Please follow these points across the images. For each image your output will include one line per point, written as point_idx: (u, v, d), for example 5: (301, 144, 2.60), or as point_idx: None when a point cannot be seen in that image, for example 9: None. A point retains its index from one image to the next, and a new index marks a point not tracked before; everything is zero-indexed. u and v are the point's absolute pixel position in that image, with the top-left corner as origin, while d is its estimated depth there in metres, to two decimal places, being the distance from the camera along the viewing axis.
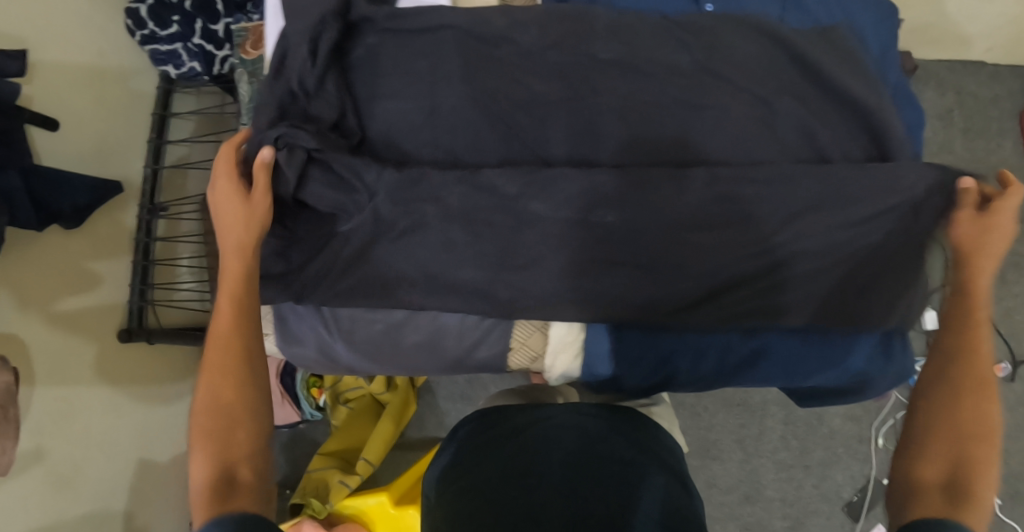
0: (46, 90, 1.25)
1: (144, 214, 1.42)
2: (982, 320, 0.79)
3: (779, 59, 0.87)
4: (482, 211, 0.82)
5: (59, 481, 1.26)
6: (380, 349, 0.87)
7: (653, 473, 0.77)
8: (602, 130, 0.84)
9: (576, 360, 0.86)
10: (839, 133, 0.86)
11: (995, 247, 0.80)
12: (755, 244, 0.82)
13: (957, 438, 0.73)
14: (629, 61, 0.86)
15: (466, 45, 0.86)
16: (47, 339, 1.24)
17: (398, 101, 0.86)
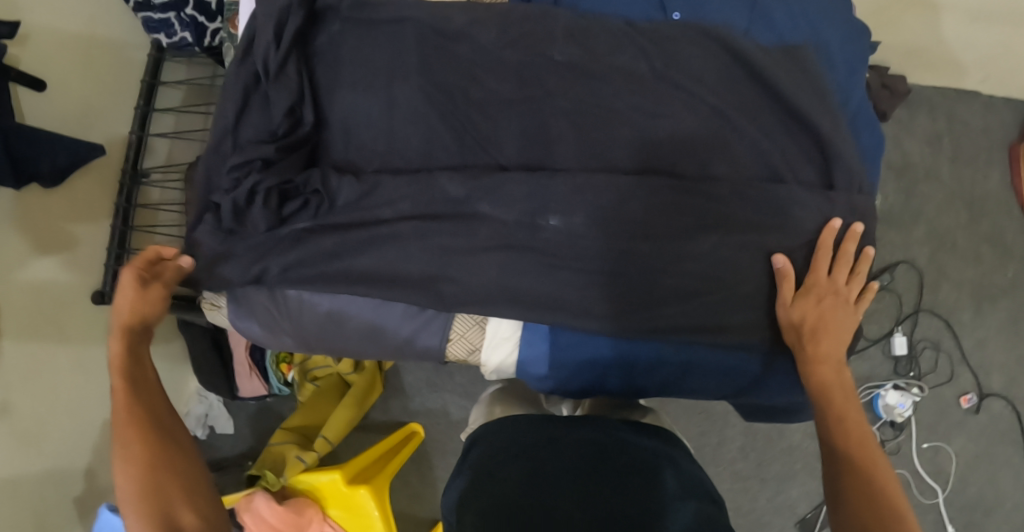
0: (35, 52, 1.27)
1: (126, 179, 1.44)
2: (831, 386, 0.81)
3: (736, 76, 0.87)
4: (431, 212, 0.84)
5: (23, 436, 1.29)
6: (322, 333, 0.88)
7: (671, 473, 0.78)
8: (554, 131, 0.85)
9: (510, 355, 0.86)
10: (795, 156, 0.87)
11: (824, 314, 0.82)
12: (693, 260, 0.83)
13: (861, 502, 0.72)
14: (583, 67, 0.86)
15: (426, 38, 0.87)
16: (19, 298, 1.28)
17: (358, 95, 0.87)
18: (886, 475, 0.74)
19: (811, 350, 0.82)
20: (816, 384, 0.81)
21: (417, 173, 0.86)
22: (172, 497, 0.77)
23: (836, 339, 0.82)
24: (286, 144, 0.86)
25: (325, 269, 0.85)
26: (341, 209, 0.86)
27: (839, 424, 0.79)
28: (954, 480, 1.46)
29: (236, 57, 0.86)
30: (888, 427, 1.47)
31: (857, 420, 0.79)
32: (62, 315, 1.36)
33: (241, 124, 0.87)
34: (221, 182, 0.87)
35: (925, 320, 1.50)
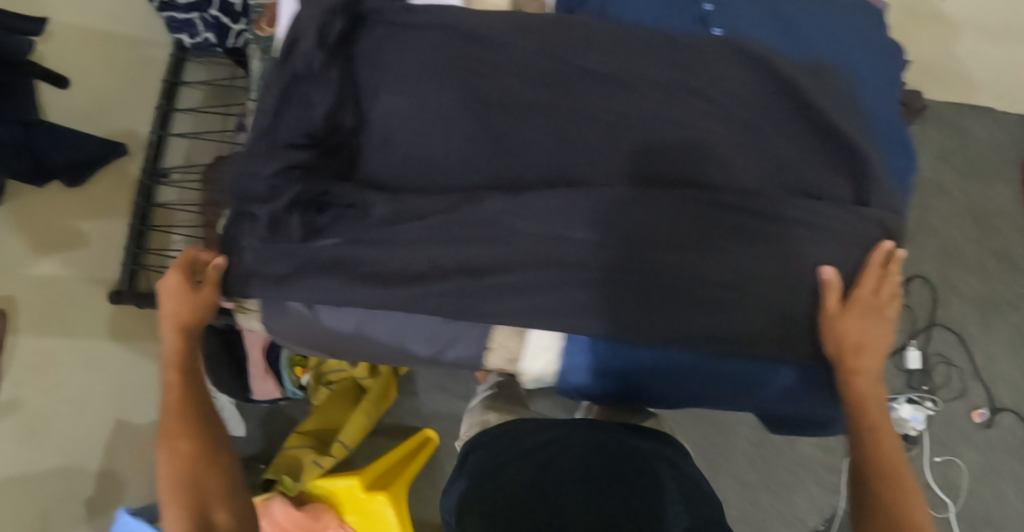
0: (58, 48, 1.27)
1: (146, 179, 1.42)
2: (870, 400, 0.82)
3: (773, 91, 0.87)
4: (471, 223, 0.83)
5: (32, 433, 1.25)
6: (355, 339, 0.88)
7: (668, 477, 0.84)
8: (589, 141, 0.85)
9: (549, 365, 0.87)
10: (831, 171, 0.87)
11: (866, 331, 0.83)
12: (729, 273, 0.84)
13: (882, 514, 0.77)
14: (621, 80, 0.86)
15: (466, 47, 0.87)
16: (33, 293, 1.25)
17: (397, 96, 0.87)
18: (913, 490, 0.77)
19: (852, 366, 0.83)
20: (857, 397, 0.82)
21: (460, 194, 0.84)
22: (211, 493, 0.81)
23: (875, 355, 0.83)
24: (323, 149, 0.86)
25: (363, 281, 0.83)
26: (375, 223, 0.84)
27: (872, 439, 0.81)
28: (965, 494, 1.47)
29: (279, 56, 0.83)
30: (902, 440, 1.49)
31: (890, 434, 0.81)
32: (72, 310, 1.33)
33: (276, 125, 0.85)
34: (251, 187, 0.84)
35: (938, 334, 1.51)
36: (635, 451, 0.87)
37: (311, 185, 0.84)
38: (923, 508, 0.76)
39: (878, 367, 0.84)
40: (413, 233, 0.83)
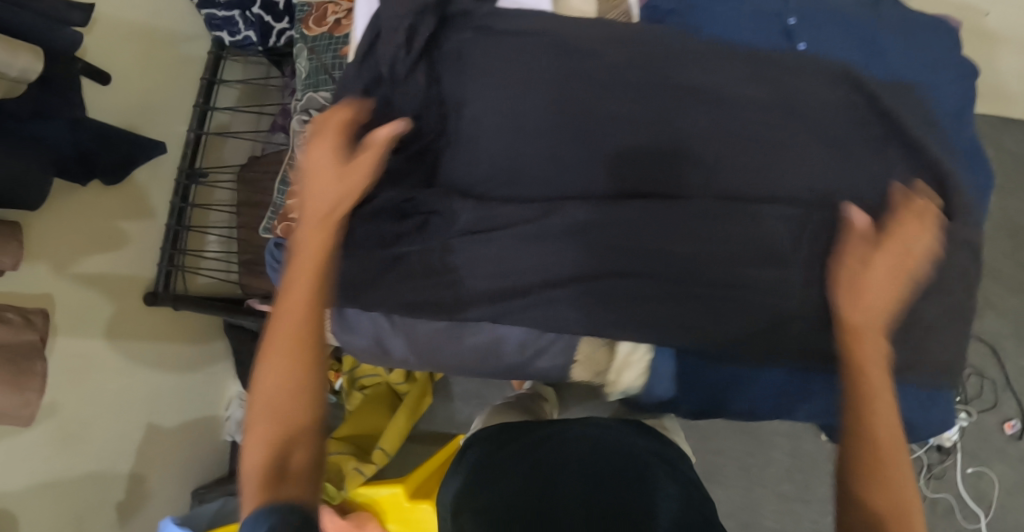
0: (100, 43, 1.23)
1: (183, 178, 1.41)
2: (867, 347, 0.73)
3: (856, 107, 0.88)
4: (560, 235, 0.82)
5: (68, 436, 1.23)
6: (435, 346, 0.87)
7: (660, 478, 0.84)
8: (681, 153, 0.84)
9: (638, 377, 0.87)
10: (912, 186, 0.88)
11: (855, 275, 0.77)
12: (817, 285, 0.83)
13: (902, 502, 0.64)
14: (710, 91, 0.86)
15: (558, 53, 0.85)
16: (72, 295, 1.23)
17: (489, 101, 0.85)
18: (886, 453, 0.67)
19: (880, 320, 0.75)
20: (856, 359, 0.73)
21: (551, 202, 0.83)
22: (299, 425, 0.69)
23: (864, 307, 0.75)
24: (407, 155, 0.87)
25: (441, 292, 0.83)
26: (462, 231, 0.83)
27: (879, 390, 0.71)
28: (997, 506, 1.47)
29: (358, 60, 0.86)
30: (935, 451, 1.49)
31: (887, 404, 0.70)
32: (111, 313, 1.31)
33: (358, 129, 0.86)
34: None
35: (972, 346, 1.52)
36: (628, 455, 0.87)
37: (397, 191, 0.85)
38: (915, 485, 0.66)
39: (873, 317, 0.75)
40: (498, 242, 0.82)
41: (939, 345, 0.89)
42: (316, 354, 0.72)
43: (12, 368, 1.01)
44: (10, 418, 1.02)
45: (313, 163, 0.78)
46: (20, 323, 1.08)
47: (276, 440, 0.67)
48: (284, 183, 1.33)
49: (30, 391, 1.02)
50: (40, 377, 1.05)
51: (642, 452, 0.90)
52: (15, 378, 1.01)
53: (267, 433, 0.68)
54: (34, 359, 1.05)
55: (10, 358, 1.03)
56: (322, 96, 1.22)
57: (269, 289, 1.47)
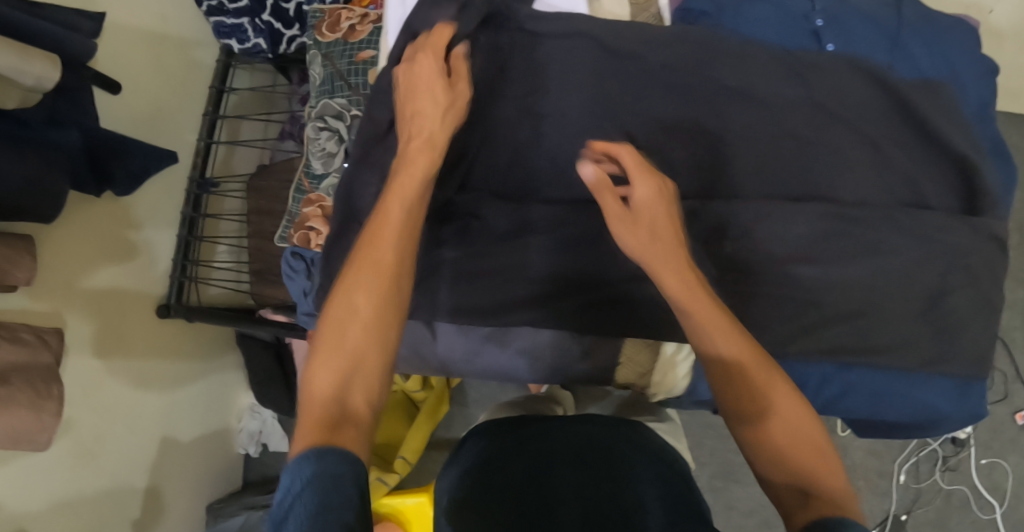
0: (111, 51, 1.21)
1: (194, 188, 1.39)
2: (698, 311, 0.69)
3: (884, 104, 0.89)
4: (602, 237, 0.83)
5: (84, 455, 1.20)
6: (477, 353, 0.87)
7: (651, 469, 0.85)
8: (719, 153, 0.86)
9: (682, 377, 0.87)
10: (942, 181, 0.88)
11: (644, 218, 0.73)
12: (845, 279, 0.85)
13: (802, 454, 0.64)
14: (745, 91, 0.87)
15: (597, 56, 0.87)
16: (88, 310, 1.20)
17: (523, 104, 0.86)
18: (783, 407, 0.66)
19: (660, 275, 0.71)
20: (700, 327, 0.69)
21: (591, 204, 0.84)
22: (366, 363, 0.63)
23: (671, 257, 0.71)
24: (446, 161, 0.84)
25: (485, 299, 0.84)
26: (502, 235, 0.84)
27: (734, 347, 0.68)
28: (1010, 496, 1.47)
29: (391, 63, 0.85)
30: (950, 443, 1.49)
31: (762, 368, 0.67)
32: (125, 326, 1.28)
33: (390, 134, 0.88)
34: (366, 196, 0.87)
35: None
36: (619, 450, 0.87)
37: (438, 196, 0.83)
38: (802, 409, 0.66)
39: (687, 271, 0.71)
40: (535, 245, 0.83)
41: (970, 336, 0.88)
42: (398, 296, 0.67)
43: (30, 391, 0.96)
44: (26, 443, 0.97)
45: (411, 92, 0.76)
46: (35, 343, 1.03)
47: (340, 377, 0.62)
48: (295, 192, 1.28)
49: (47, 413, 0.97)
50: (57, 400, 0.99)
51: (632, 442, 0.90)
52: (34, 401, 0.96)
53: (334, 367, 0.63)
54: (51, 381, 1.00)
55: (26, 380, 0.97)
56: (339, 102, 1.22)
57: (282, 299, 1.45)
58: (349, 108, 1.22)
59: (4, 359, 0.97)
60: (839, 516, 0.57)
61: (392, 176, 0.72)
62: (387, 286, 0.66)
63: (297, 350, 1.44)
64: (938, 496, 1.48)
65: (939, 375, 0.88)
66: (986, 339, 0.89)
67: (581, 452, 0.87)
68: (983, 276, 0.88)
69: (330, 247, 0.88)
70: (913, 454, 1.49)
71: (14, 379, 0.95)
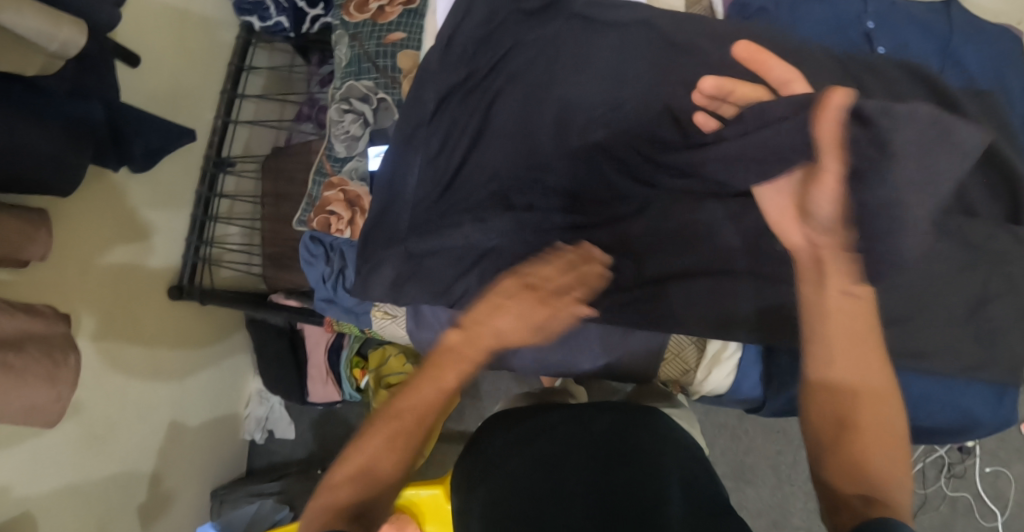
0: (134, 24, 1.17)
1: (211, 167, 1.36)
2: (838, 317, 0.66)
3: (936, 110, 0.89)
4: (652, 234, 0.83)
5: (93, 437, 1.17)
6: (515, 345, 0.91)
7: (675, 455, 0.82)
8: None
9: (728, 375, 0.91)
10: (985, 190, 0.89)
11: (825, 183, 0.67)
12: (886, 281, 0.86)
13: (877, 465, 0.64)
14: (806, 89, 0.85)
15: (656, 47, 0.85)
16: (103, 290, 1.18)
17: (578, 91, 0.85)
18: (877, 422, 0.65)
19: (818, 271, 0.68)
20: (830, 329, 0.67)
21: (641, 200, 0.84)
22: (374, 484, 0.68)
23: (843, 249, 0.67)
24: (493, 153, 0.86)
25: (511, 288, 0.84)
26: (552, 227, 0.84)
27: (862, 351, 0.67)
28: (1013, 504, 1.47)
29: (443, 44, 0.86)
30: (956, 450, 1.50)
31: (861, 361, 0.66)
32: (138, 307, 1.25)
33: (436, 117, 0.87)
34: (410, 181, 0.88)
35: None
36: (639, 440, 0.84)
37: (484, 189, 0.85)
38: (898, 430, 0.66)
39: (858, 282, 0.67)
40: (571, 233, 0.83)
41: (1009, 343, 0.89)
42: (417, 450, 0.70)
43: (46, 359, 0.90)
44: (39, 415, 0.90)
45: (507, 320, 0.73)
46: (52, 314, 0.96)
47: (360, 476, 0.69)
48: (316, 173, 1.24)
49: (63, 384, 0.91)
50: (74, 371, 0.93)
51: (654, 427, 0.87)
52: (51, 370, 0.90)
53: (357, 466, 0.69)
54: (67, 349, 0.94)
55: (43, 349, 0.91)
56: (365, 85, 1.20)
57: (297, 284, 1.44)
58: (377, 91, 1.19)
59: (18, 326, 0.90)
60: (884, 521, 0.57)
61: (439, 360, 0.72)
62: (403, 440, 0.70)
63: (310, 337, 1.46)
64: (942, 502, 1.49)
65: (976, 382, 0.91)
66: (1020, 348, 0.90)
67: (597, 435, 0.85)
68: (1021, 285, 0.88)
69: (371, 231, 0.88)
70: (919, 460, 1.50)
71: (29, 347, 0.89)
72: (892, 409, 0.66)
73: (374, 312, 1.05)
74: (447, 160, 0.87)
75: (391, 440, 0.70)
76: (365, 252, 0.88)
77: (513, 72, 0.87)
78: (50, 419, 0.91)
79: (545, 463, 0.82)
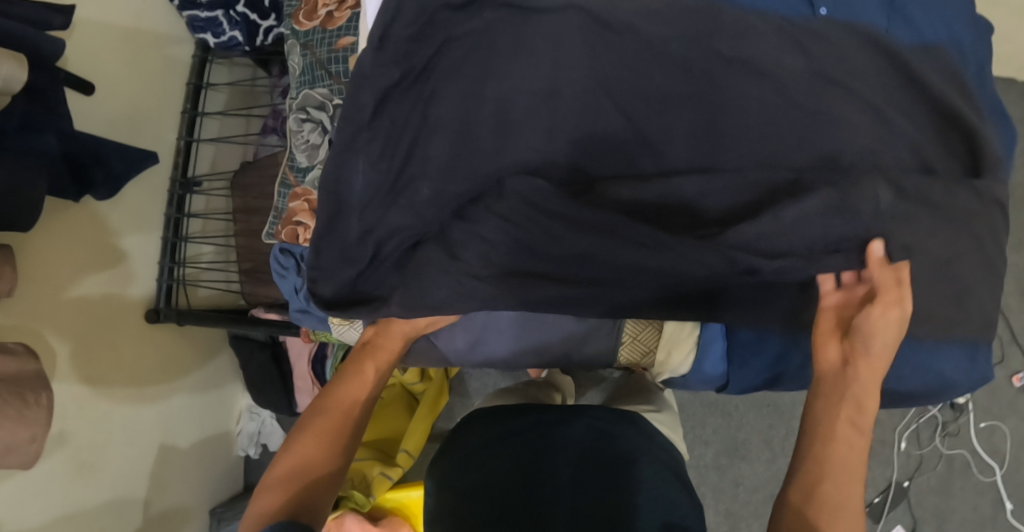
0: (81, 49, 1.15)
1: (177, 189, 1.36)
2: (855, 399, 0.79)
3: (885, 69, 0.88)
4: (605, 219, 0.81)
5: (82, 468, 1.18)
6: (479, 338, 0.92)
7: (651, 465, 0.86)
8: (725, 131, 0.85)
9: (687, 355, 0.93)
10: (944, 143, 0.87)
11: (884, 319, 0.80)
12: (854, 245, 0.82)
13: (837, 506, 0.73)
14: (750, 61, 0.85)
15: (592, 31, 0.85)
16: (78, 320, 1.17)
17: (516, 82, 0.85)
18: (851, 480, 0.74)
19: (850, 368, 0.80)
20: (847, 403, 0.79)
21: (588, 186, 0.84)
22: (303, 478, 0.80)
23: (872, 366, 0.80)
24: (446, 159, 0.85)
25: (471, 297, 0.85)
26: (507, 221, 0.83)
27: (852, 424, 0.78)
28: (1010, 458, 1.46)
29: (374, 45, 0.79)
30: (948, 409, 1.48)
31: (847, 440, 0.77)
32: (116, 335, 1.25)
33: (375, 119, 0.83)
34: (355, 187, 0.83)
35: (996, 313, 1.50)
36: (615, 449, 0.87)
37: (436, 189, 0.85)
38: (853, 493, 0.73)
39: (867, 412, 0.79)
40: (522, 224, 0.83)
41: (980, 299, 0.88)
42: (336, 443, 0.83)
43: (17, 401, 0.90)
44: (15, 455, 0.90)
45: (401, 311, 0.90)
46: (24, 352, 0.96)
47: (298, 471, 0.80)
48: (281, 186, 1.23)
49: (37, 424, 0.91)
50: (46, 409, 0.93)
51: (633, 437, 0.91)
52: (21, 413, 0.90)
53: (294, 464, 0.80)
54: (38, 389, 0.93)
55: (14, 391, 0.90)
56: (320, 92, 1.19)
57: (274, 297, 1.43)
58: (331, 98, 1.18)
59: None
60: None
61: (351, 366, 0.88)
62: (322, 436, 0.83)
63: (293, 348, 1.46)
64: (939, 462, 1.47)
65: (948, 341, 0.89)
66: (986, 300, 0.89)
67: (578, 440, 0.88)
68: (984, 238, 0.87)
69: (320, 240, 0.85)
70: (913, 422, 1.48)
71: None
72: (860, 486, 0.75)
73: (333, 319, 1.00)
74: (391, 161, 0.84)
75: (320, 437, 0.83)
76: (317, 265, 0.85)
77: (448, 68, 0.85)
78: (26, 459, 0.91)
79: (528, 465, 0.85)
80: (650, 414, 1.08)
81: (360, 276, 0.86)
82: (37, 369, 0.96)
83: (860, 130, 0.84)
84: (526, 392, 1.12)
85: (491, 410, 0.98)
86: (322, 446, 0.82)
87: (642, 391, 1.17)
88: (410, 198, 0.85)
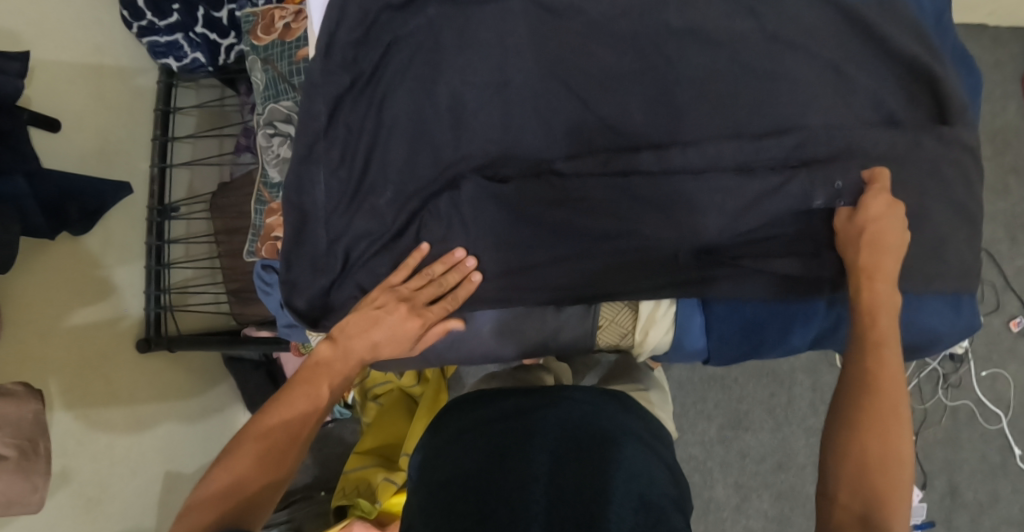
0: (45, 90, 1.16)
1: (154, 217, 1.35)
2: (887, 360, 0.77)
3: (835, 25, 0.88)
4: (578, 204, 0.85)
5: (87, 502, 1.18)
6: (453, 343, 0.91)
7: (635, 449, 0.86)
8: (680, 101, 0.87)
9: (666, 333, 0.92)
10: (900, 93, 0.88)
11: (883, 263, 0.81)
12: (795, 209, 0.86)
13: (878, 499, 0.69)
14: (699, 30, 0.87)
15: (536, 16, 0.88)
16: (66, 362, 1.17)
17: (464, 79, 0.87)
18: (898, 460, 0.72)
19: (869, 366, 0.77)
20: (869, 370, 0.76)
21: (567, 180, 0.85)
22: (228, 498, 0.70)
23: (888, 321, 0.79)
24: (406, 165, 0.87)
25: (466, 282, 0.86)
26: (468, 207, 0.85)
27: (873, 371, 0.76)
28: (1014, 405, 1.45)
29: (322, 53, 0.85)
30: (949, 361, 1.46)
31: (888, 401, 0.75)
32: (109, 367, 1.26)
33: (331, 127, 0.87)
34: (318, 195, 0.87)
35: (986, 260, 1.49)
36: (605, 433, 0.87)
37: (400, 191, 0.87)
38: (900, 463, 0.72)
39: (889, 365, 0.76)
40: (486, 215, 0.85)
41: (958, 249, 0.88)
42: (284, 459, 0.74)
43: (14, 453, 0.86)
44: (18, 507, 0.86)
45: (378, 326, 0.81)
46: (23, 391, 0.90)
47: (225, 493, 0.70)
48: (256, 204, 1.19)
49: (36, 474, 0.87)
50: (45, 457, 0.89)
51: (620, 420, 0.91)
52: (17, 462, 0.86)
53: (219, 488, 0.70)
54: (37, 437, 0.89)
55: (13, 440, 0.86)
56: (285, 105, 1.15)
57: (263, 315, 1.43)
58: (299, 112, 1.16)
59: None
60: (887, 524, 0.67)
61: (308, 372, 0.79)
62: (256, 455, 0.73)
63: (287, 364, 1.47)
64: (943, 415, 1.45)
65: (930, 293, 0.89)
66: (962, 246, 0.88)
67: (558, 426, 0.88)
68: (953, 185, 0.87)
69: (289, 252, 0.87)
70: (914, 378, 1.46)
71: None
72: (908, 472, 0.72)
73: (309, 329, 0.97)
74: (350, 168, 0.87)
75: (262, 457, 0.73)
76: (288, 278, 0.87)
77: (396, 70, 0.88)
78: (31, 509, 0.87)
79: (500, 455, 0.84)
80: (639, 395, 1.09)
81: (324, 293, 0.88)
82: (35, 413, 0.90)
83: (807, 91, 0.87)
84: (516, 376, 1.12)
85: (469, 398, 0.98)
86: (262, 469, 0.72)
87: (628, 370, 1.17)
88: (371, 206, 0.87)
